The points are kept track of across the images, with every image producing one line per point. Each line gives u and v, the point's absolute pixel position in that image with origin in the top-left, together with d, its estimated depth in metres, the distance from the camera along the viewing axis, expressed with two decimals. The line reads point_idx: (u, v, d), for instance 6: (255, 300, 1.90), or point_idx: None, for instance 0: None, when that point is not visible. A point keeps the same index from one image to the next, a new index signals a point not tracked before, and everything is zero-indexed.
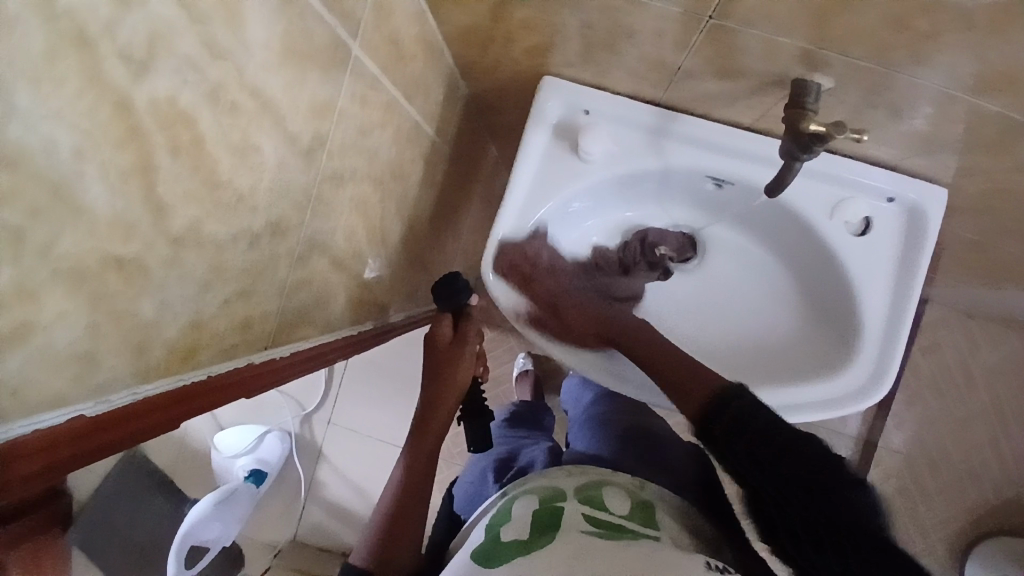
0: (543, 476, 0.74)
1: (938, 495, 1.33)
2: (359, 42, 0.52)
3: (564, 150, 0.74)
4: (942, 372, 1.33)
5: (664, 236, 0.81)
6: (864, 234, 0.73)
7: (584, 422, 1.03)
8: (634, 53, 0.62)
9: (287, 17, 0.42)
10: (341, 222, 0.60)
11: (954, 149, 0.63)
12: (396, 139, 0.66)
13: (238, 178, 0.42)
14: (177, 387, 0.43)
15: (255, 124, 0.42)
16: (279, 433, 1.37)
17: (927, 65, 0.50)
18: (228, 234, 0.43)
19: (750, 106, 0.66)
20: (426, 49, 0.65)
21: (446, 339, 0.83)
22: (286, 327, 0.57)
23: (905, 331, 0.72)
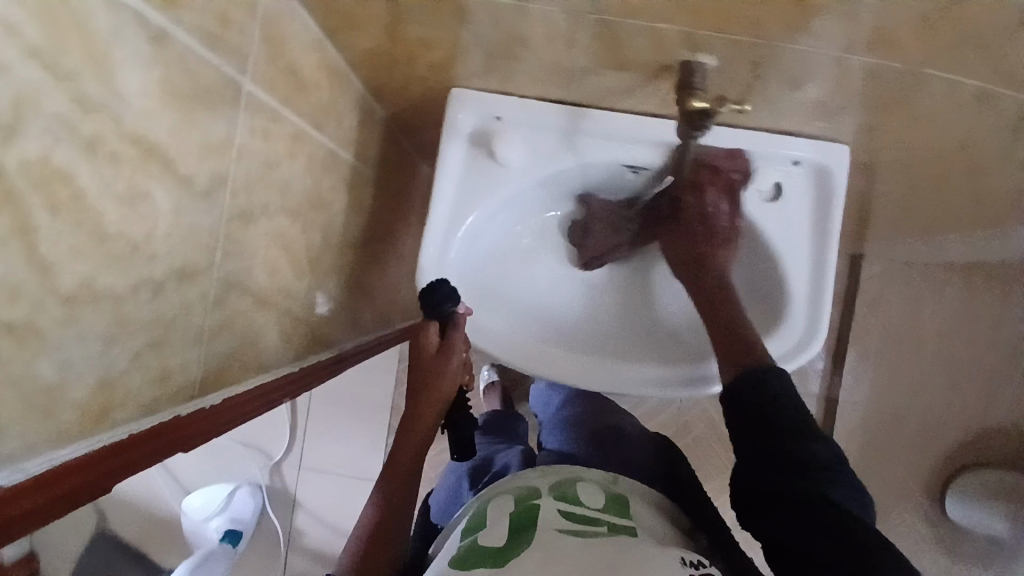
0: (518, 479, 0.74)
1: (905, 443, 1.37)
2: (249, 76, 0.52)
3: (480, 158, 0.74)
4: (891, 324, 1.37)
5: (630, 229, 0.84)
6: (776, 199, 0.76)
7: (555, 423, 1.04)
8: (531, 58, 0.63)
9: (162, 62, 0.42)
10: (259, 257, 0.59)
11: (849, 109, 0.66)
12: (310, 168, 0.66)
13: (129, 228, 0.42)
14: (96, 448, 0.42)
15: (141, 172, 0.42)
16: (250, 487, 1.34)
17: (800, 33, 0.53)
18: (128, 286, 0.43)
19: (651, 94, 0.68)
20: (328, 76, 0.66)
21: (431, 350, 0.73)
22: (214, 371, 0.56)
23: (829, 281, 0.75)
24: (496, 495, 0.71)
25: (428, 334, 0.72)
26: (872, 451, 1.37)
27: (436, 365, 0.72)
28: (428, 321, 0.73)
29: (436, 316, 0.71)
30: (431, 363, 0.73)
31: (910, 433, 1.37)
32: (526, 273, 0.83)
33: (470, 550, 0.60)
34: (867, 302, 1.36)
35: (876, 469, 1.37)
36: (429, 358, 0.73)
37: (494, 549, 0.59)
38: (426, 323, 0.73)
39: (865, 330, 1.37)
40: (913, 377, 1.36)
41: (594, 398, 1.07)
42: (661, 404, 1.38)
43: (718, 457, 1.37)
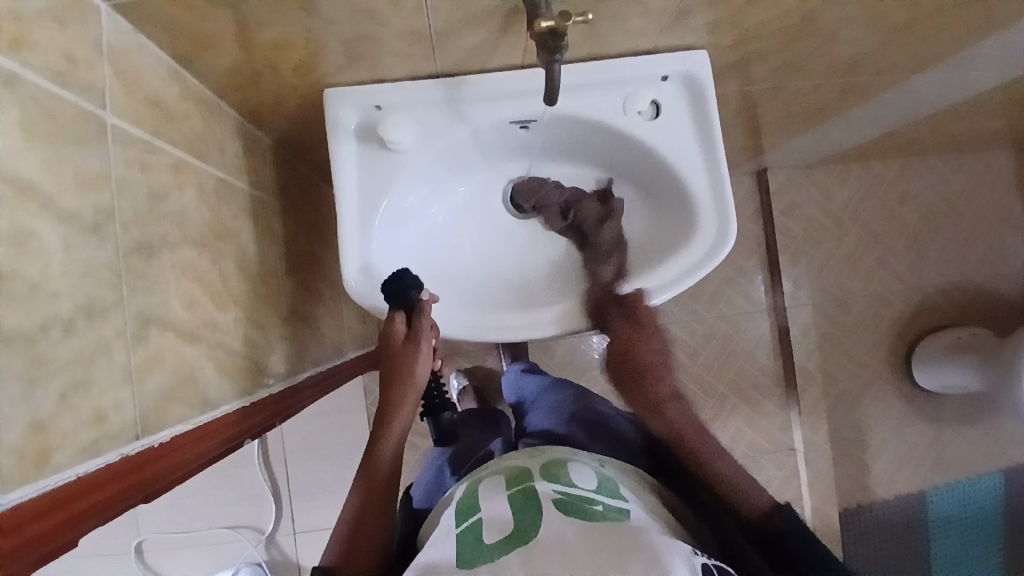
0: (506, 464, 0.74)
1: (859, 328, 1.44)
2: (112, 110, 0.53)
3: (373, 150, 0.76)
4: (811, 223, 1.44)
5: (589, 216, 0.84)
6: (659, 116, 0.80)
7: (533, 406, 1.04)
8: (390, 37, 0.65)
9: (17, 101, 0.42)
10: (171, 291, 0.59)
11: (692, 12, 0.70)
12: (203, 199, 0.67)
13: (22, 267, 0.41)
14: (43, 493, 0.41)
15: (20, 209, 0.42)
16: (250, 567, 1.29)
17: None
18: (35, 325, 0.42)
19: (512, 46, 0.71)
20: (197, 106, 0.67)
21: (399, 338, 0.77)
22: (154, 409, 0.55)
23: (727, 180, 0.79)
24: (487, 481, 0.69)
25: (394, 324, 0.76)
26: (831, 346, 1.43)
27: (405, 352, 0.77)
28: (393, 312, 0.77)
29: (402, 304, 0.74)
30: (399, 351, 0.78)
31: (859, 319, 1.44)
32: (450, 253, 0.85)
33: (472, 543, 0.57)
34: (783, 208, 1.44)
35: (839, 361, 1.43)
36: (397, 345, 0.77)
37: (498, 539, 0.56)
38: (391, 315, 0.76)
39: (789, 236, 1.44)
40: (843, 266, 1.44)
41: (569, 382, 1.08)
42: None
43: (695, 392, 1.40)
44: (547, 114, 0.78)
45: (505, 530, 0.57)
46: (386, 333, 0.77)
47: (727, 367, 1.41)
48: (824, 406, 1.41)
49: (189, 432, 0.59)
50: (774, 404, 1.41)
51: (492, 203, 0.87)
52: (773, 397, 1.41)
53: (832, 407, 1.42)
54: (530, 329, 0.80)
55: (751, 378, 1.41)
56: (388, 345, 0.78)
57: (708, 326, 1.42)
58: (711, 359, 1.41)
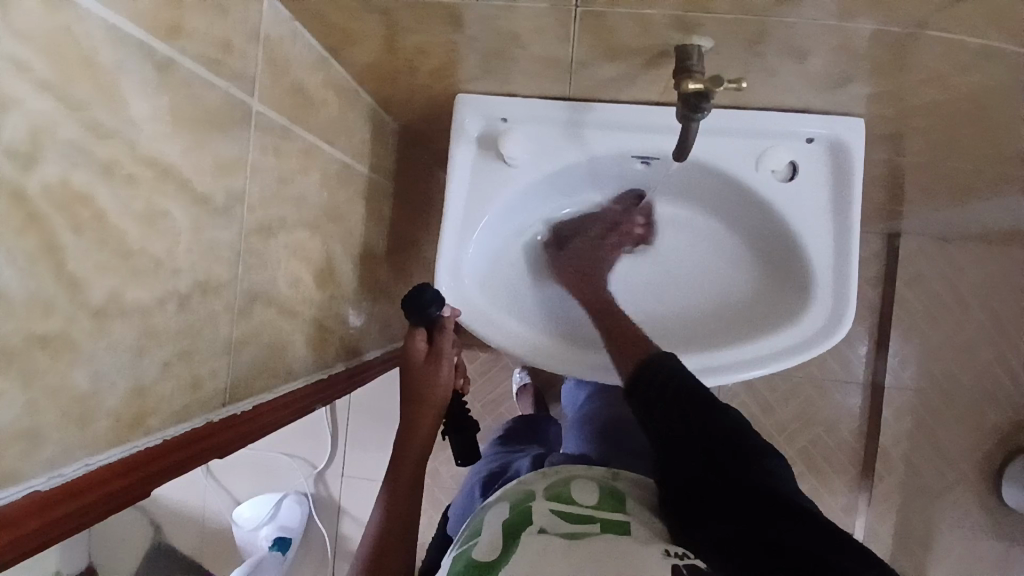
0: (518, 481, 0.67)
1: (958, 424, 1.32)
2: (257, 96, 0.56)
3: (489, 160, 0.76)
4: (933, 300, 1.32)
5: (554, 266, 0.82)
6: (793, 178, 0.74)
7: (574, 420, 1.03)
8: (528, 55, 0.64)
9: (170, 87, 0.45)
10: (280, 269, 0.62)
11: (860, 78, 0.64)
12: (323, 183, 0.70)
13: (151, 245, 0.44)
14: (131, 453, 0.45)
15: (158, 191, 0.44)
16: (296, 496, 1.37)
17: (792, 5, 0.51)
18: (154, 299, 0.45)
19: (653, 81, 0.68)
20: (332, 91, 0.69)
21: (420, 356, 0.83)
22: (243, 380, 0.58)
23: (854, 261, 0.73)
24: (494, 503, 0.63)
25: (415, 340, 0.82)
26: (923, 435, 1.32)
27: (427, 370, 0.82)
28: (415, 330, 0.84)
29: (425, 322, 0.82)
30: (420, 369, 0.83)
31: (961, 415, 1.32)
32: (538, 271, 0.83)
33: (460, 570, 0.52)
34: (906, 279, 1.32)
35: (927, 453, 1.32)
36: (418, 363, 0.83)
37: (487, 563, 0.51)
38: (413, 331, 0.83)
39: (905, 309, 1.32)
40: (957, 353, 1.32)
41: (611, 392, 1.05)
42: None
43: None
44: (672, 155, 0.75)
45: (494, 551, 0.53)
46: (409, 350, 0.83)
47: (801, 432, 1.34)
48: (897, 499, 1.32)
49: (268, 402, 0.63)
50: (847, 481, 1.33)
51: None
52: (845, 474, 1.33)
53: (905, 501, 1.32)
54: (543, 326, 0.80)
55: (826, 449, 1.33)
56: (409, 364, 0.83)
57: (792, 384, 1.35)
58: (786, 419, 1.34)
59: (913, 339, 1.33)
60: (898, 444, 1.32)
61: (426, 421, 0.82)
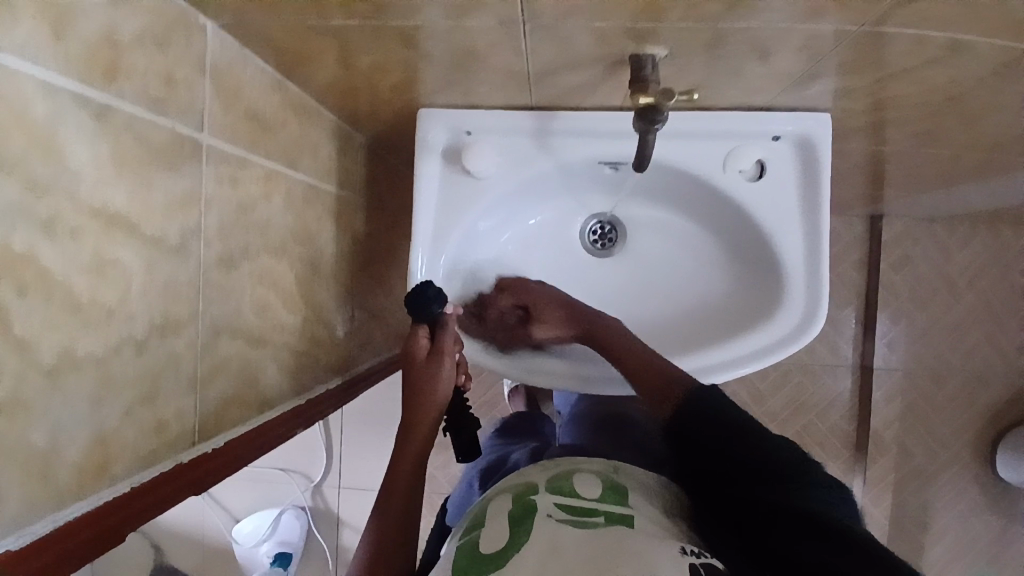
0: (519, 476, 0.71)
1: (949, 402, 1.32)
2: (210, 129, 0.55)
3: (456, 174, 0.76)
4: (919, 281, 1.32)
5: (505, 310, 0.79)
6: (762, 177, 0.74)
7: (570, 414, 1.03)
8: (484, 69, 0.63)
9: (112, 133, 0.44)
10: (246, 299, 0.62)
11: (820, 75, 0.63)
12: (289, 206, 0.70)
13: (102, 294, 0.44)
14: (98, 505, 0.45)
15: (107, 239, 0.44)
16: (294, 510, 1.37)
17: (740, 11, 0.51)
18: (109, 347, 0.45)
19: (614, 88, 0.68)
20: (292, 113, 0.69)
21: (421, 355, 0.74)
22: (212, 415, 0.58)
23: (825, 258, 0.72)
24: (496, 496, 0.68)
25: (417, 338, 0.74)
26: (915, 415, 1.32)
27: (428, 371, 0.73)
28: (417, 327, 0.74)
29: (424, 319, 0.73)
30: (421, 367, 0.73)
31: (952, 393, 1.32)
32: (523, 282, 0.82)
33: (466, 557, 0.57)
34: (891, 261, 1.32)
35: (920, 434, 1.32)
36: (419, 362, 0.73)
37: (493, 551, 0.57)
38: (416, 327, 0.74)
39: (892, 291, 1.32)
40: (946, 332, 1.32)
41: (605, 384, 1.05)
42: None
43: None
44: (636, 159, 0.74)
45: (499, 540, 0.58)
46: (410, 348, 0.74)
47: (793, 418, 1.34)
48: (891, 480, 1.32)
49: (241, 435, 0.62)
50: (840, 464, 1.33)
51: (573, 233, 0.84)
52: (838, 458, 1.34)
53: (900, 482, 1.32)
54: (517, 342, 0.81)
55: (819, 435, 1.34)
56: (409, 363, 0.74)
57: (782, 371, 1.35)
58: (777, 407, 1.34)
59: (901, 321, 1.32)
60: (889, 426, 1.32)
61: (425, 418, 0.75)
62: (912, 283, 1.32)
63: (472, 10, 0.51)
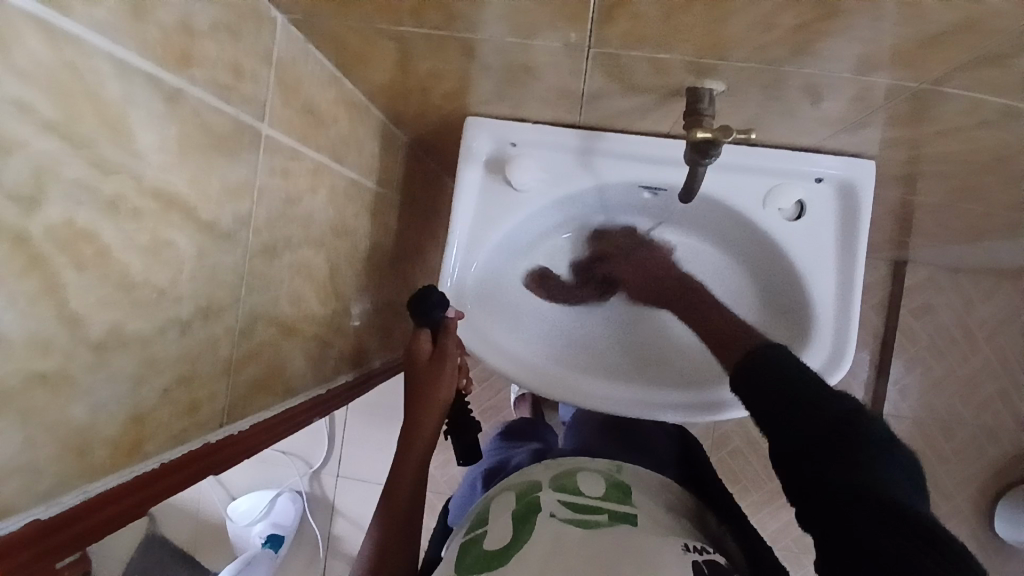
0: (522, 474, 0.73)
1: (954, 456, 1.32)
2: (268, 120, 0.56)
3: (497, 183, 0.76)
4: (938, 332, 1.32)
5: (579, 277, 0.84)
6: (801, 217, 0.74)
7: (571, 421, 1.04)
8: (540, 86, 0.64)
9: (180, 117, 0.45)
10: (283, 288, 0.63)
11: (872, 124, 0.64)
12: (331, 200, 0.70)
13: (154, 275, 0.45)
14: (128, 479, 0.46)
15: (164, 222, 0.45)
16: (291, 494, 1.37)
17: (806, 57, 0.51)
18: (155, 328, 0.46)
19: (664, 116, 0.68)
20: (344, 109, 0.70)
21: (426, 355, 0.74)
22: (239, 400, 0.59)
23: (858, 302, 0.72)
24: (500, 493, 0.70)
25: (420, 342, 0.74)
26: (919, 465, 1.32)
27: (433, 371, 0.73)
28: (421, 329, 0.74)
29: (427, 321, 0.73)
30: (425, 368, 0.73)
31: (958, 447, 1.31)
32: (514, 293, 0.82)
33: (473, 556, 0.59)
34: (912, 308, 1.32)
35: None
36: (423, 363, 0.74)
37: (500, 550, 0.58)
38: (418, 330, 0.74)
39: (910, 339, 1.32)
40: (959, 385, 1.31)
41: None
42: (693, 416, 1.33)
43: (755, 468, 1.32)
44: (680, 187, 0.74)
45: (505, 539, 0.59)
46: (411, 351, 0.74)
47: None
48: None
49: (265, 420, 0.63)
50: None
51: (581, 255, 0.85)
52: None
53: None
54: (547, 355, 0.80)
55: None
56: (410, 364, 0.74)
57: None
58: None
59: (915, 368, 1.32)
60: None
61: (430, 420, 0.75)
62: (953, 328, 1.32)
63: (539, 30, 0.52)
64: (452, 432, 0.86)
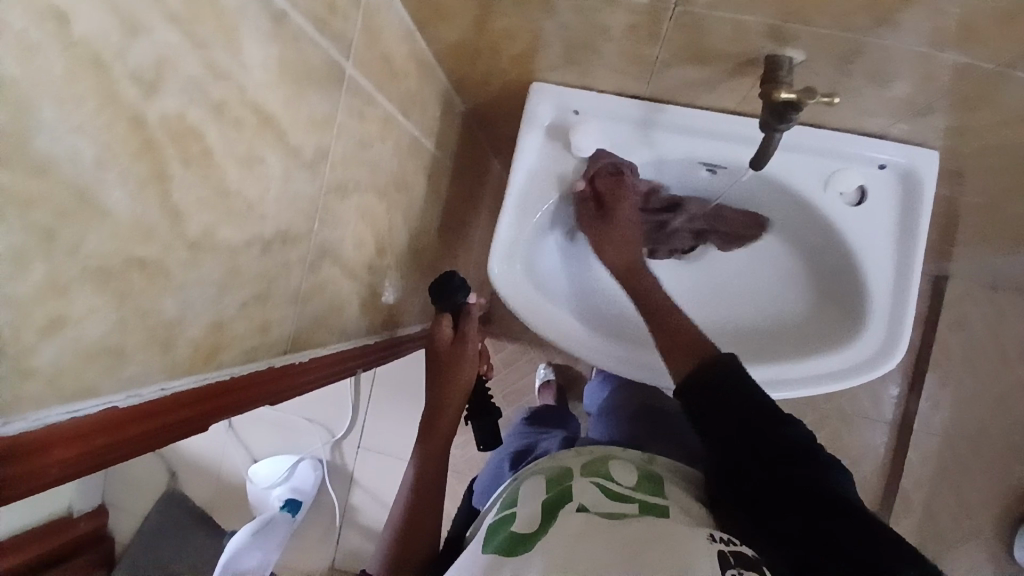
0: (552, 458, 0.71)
1: (981, 475, 1.30)
2: (352, 60, 0.57)
3: (556, 151, 0.77)
4: (974, 348, 1.30)
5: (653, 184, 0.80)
6: (860, 203, 0.74)
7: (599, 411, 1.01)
8: (613, 49, 0.65)
9: (281, 38, 0.46)
10: (349, 231, 0.64)
11: (941, 109, 0.64)
12: (396, 153, 0.72)
13: (245, 188, 0.46)
14: (200, 385, 0.47)
15: (258, 138, 0.46)
16: (312, 461, 1.37)
17: (891, 27, 0.51)
18: (241, 241, 0.47)
19: (731, 90, 0.69)
20: (416, 64, 0.71)
21: (446, 340, 0.78)
22: (301, 333, 0.60)
23: (913, 292, 0.73)
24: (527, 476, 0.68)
25: (441, 326, 0.78)
26: (945, 482, 1.30)
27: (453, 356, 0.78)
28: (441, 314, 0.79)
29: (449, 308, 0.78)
30: (445, 353, 0.78)
31: (985, 467, 1.30)
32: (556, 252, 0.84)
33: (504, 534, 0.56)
34: (949, 323, 1.30)
35: (947, 501, 1.30)
36: (443, 349, 0.78)
37: (532, 529, 0.56)
38: (440, 316, 0.78)
39: (945, 353, 1.30)
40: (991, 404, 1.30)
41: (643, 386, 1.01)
42: None
43: None
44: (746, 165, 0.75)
45: (535, 521, 0.57)
46: (434, 334, 0.78)
47: None
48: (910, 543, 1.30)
49: (320, 356, 0.65)
50: None
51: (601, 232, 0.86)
52: None
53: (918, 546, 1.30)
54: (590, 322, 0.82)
55: None
56: (431, 348, 0.79)
57: (818, 415, 1.34)
58: None
59: (947, 384, 1.31)
60: (918, 488, 1.30)
61: (452, 403, 0.78)
62: (989, 347, 1.30)
63: None
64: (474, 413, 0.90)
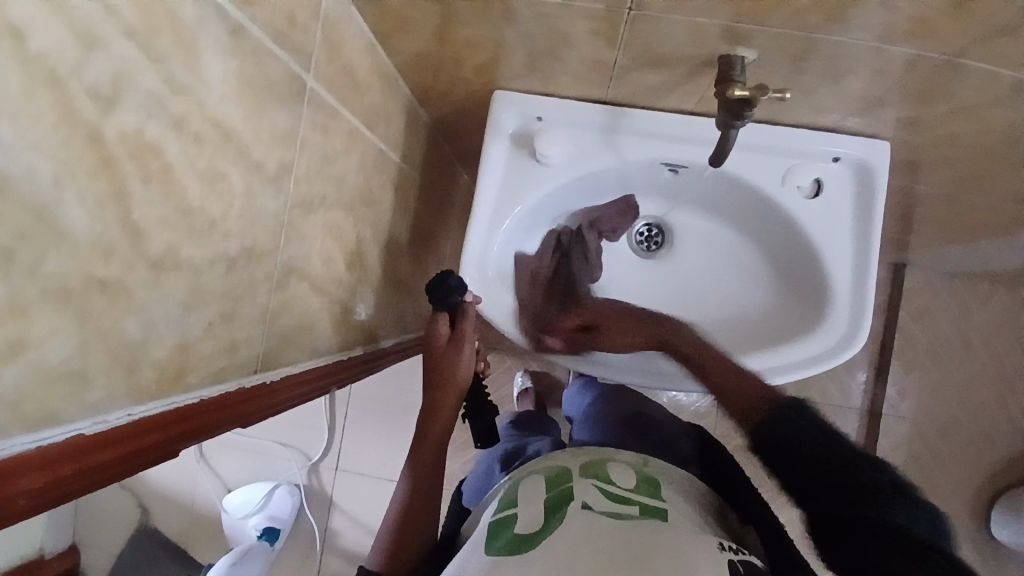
0: (547, 459, 0.71)
1: (950, 458, 1.33)
2: (313, 74, 0.57)
3: (521, 157, 0.77)
4: (935, 336, 1.35)
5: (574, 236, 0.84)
6: (817, 196, 0.76)
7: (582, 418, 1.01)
8: (573, 55, 0.66)
9: (240, 52, 0.46)
10: (317, 245, 0.64)
11: (890, 103, 0.66)
12: (361, 166, 0.71)
13: (208, 204, 0.45)
14: (168, 408, 0.45)
15: (220, 154, 0.45)
16: (288, 487, 1.33)
17: (839, 24, 0.53)
18: (205, 258, 0.46)
19: (690, 92, 0.71)
20: (378, 77, 0.71)
21: (443, 341, 0.75)
22: (269, 351, 0.58)
23: (872, 278, 0.75)
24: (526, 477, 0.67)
25: (438, 325, 0.75)
26: (916, 467, 1.33)
27: (449, 356, 0.74)
28: (438, 313, 0.75)
29: (444, 307, 0.74)
30: (443, 352, 0.75)
31: (954, 450, 1.33)
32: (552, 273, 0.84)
33: (503, 538, 0.55)
34: (910, 312, 1.35)
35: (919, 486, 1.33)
36: (440, 348, 0.75)
37: (531, 533, 0.55)
38: (436, 315, 0.75)
39: (908, 341, 1.34)
40: (955, 388, 1.34)
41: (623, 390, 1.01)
42: (696, 414, 1.34)
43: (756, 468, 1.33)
44: (706, 165, 0.76)
45: (535, 524, 0.56)
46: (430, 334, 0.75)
47: None
48: None
49: (293, 375, 0.64)
50: None
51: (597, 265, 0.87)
52: None
53: None
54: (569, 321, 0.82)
55: None
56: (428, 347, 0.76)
57: None
58: None
59: (912, 371, 1.34)
60: None
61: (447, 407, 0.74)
62: (949, 333, 1.35)
63: None
64: (470, 416, 0.87)
